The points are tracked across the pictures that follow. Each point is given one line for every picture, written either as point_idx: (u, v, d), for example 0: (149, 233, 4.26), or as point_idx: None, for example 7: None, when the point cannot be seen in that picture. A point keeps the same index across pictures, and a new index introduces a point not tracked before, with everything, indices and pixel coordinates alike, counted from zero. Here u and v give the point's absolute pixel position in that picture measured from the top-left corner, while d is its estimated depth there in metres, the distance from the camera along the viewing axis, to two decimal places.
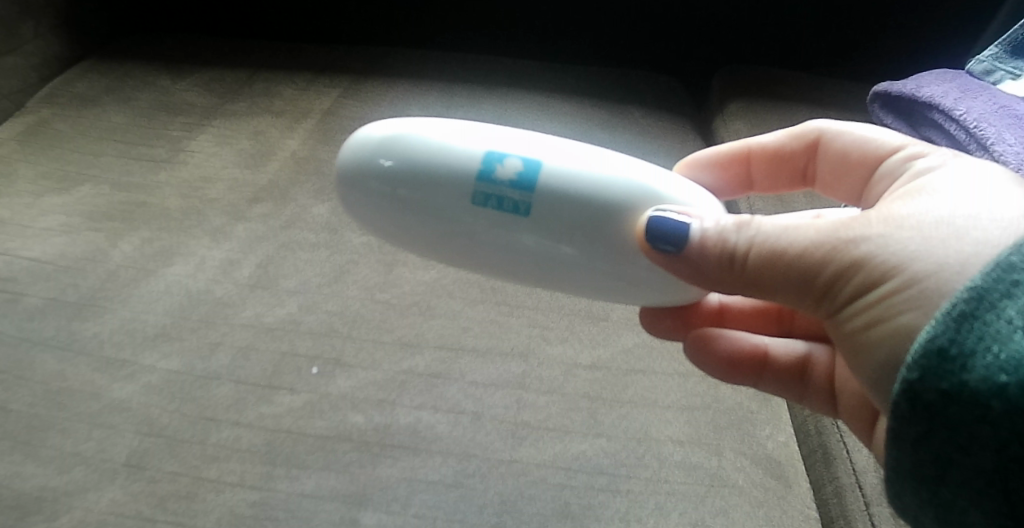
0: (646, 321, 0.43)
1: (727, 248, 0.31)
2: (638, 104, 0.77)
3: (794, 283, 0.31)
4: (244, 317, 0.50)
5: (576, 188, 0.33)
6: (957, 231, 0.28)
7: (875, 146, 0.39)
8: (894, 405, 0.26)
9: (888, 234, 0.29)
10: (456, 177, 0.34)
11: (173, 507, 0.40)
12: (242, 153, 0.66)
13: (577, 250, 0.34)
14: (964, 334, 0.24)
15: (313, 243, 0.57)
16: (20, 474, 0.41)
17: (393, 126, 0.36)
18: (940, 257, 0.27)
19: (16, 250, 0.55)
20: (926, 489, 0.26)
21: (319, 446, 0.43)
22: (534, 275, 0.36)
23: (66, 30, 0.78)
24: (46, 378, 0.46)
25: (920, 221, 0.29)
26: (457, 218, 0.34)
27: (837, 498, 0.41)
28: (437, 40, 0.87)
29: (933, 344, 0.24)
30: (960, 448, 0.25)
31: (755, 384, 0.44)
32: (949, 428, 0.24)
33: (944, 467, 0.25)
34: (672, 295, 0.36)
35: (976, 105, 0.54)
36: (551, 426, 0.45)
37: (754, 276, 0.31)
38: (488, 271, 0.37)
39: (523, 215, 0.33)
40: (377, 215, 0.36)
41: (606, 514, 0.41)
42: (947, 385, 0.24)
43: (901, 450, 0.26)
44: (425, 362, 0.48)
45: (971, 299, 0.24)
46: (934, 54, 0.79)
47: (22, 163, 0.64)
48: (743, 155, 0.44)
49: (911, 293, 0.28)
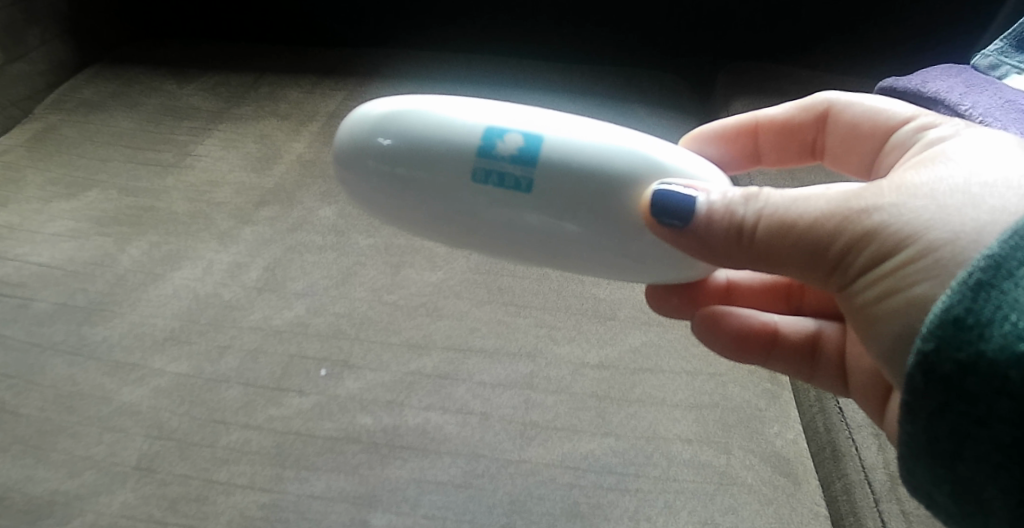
0: (652, 301, 0.44)
1: (735, 219, 0.32)
2: (643, 103, 0.77)
3: (803, 253, 0.31)
4: (253, 320, 0.50)
5: (580, 162, 0.33)
6: (972, 199, 0.28)
7: (886, 116, 0.40)
8: (908, 378, 0.26)
9: (900, 203, 0.29)
10: (457, 153, 0.33)
11: (184, 510, 0.40)
12: (249, 157, 0.66)
13: (581, 229, 0.33)
14: (981, 304, 0.24)
15: (320, 245, 0.57)
16: (32, 478, 0.42)
17: (393, 103, 0.36)
18: (955, 226, 0.27)
19: (25, 256, 0.55)
20: (941, 465, 0.26)
21: (328, 448, 0.43)
22: (538, 255, 0.36)
23: (72, 37, 0.79)
24: (57, 383, 0.46)
25: (933, 189, 0.29)
26: (459, 196, 0.34)
27: (847, 495, 0.41)
28: (440, 41, 0.87)
29: (949, 314, 0.24)
30: (977, 422, 0.24)
31: (764, 362, 0.44)
32: (966, 401, 0.24)
33: (960, 443, 0.25)
34: (679, 274, 0.36)
35: (981, 100, 0.55)
36: (560, 426, 0.45)
37: (763, 248, 0.31)
38: (490, 251, 0.37)
39: (525, 192, 0.33)
40: (376, 194, 0.36)
41: (615, 514, 0.41)
42: (963, 355, 0.24)
43: (913, 425, 0.26)
44: (433, 363, 0.48)
45: (988, 268, 0.24)
46: (940, 49, 0.79)
47: (30, 169, 0.64)
48: (751, 128, 0.44)
49: (925, 262, 0.27)
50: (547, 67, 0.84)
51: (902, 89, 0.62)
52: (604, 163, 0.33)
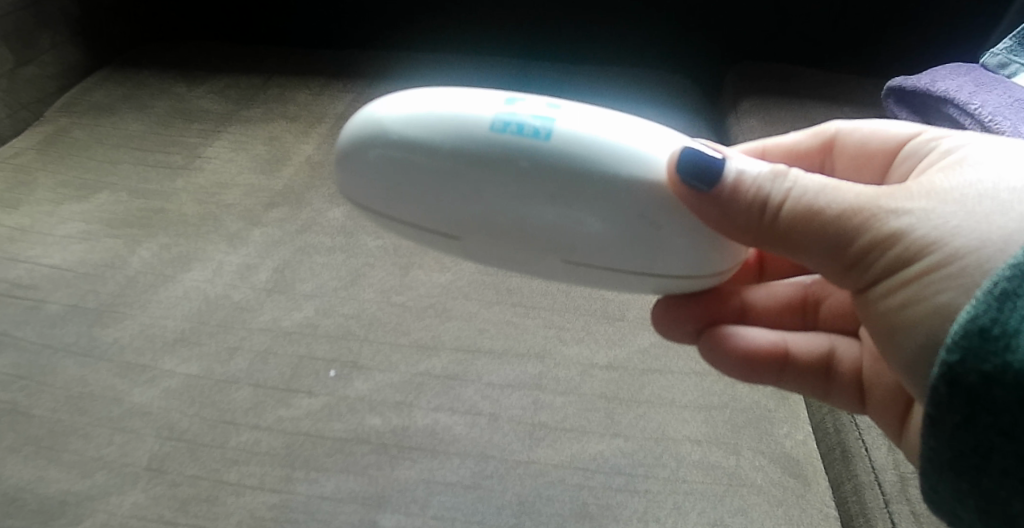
0: (662, 329, 0.43)
1: (763, 194, 0.32)
2: (651, 103, 0.77)
3: (830, 241, 0.31)
4: (262, 321, 0.51)
5: (601, 125, 0.33)
6: (1000, 207, 0.29)
7: (892, 135, 0.40)
8: (933, 391, 0.26)
9: (928, 209, 0.30)
10: (472, 115, 0.34)
11: (195, 510, 0.40)
12: (258, 159, 0.66)
13: (596, 190, 0.32)
14: (1008, 313, 0.24)
15: (329, 247, 0.57)
16: (43, 478, 0.42)
17: (401, 97, 0.36)
18: (981, 234, 0.28)
19: (36, 258, 0.56)
20: (964, 480, 0.27)
21: (337, 448, 0.43)
22: (543, 231, 0.33)
23: (84, 41, 0.80)
24: (68, 384, 0.47)
25: (962, 195, 0.30)
26: (469, 161, 0.33)
27: (856, 496, 0.41)
28: (450, 44, 0.88)
29: (975, 324, 0.25)
30: (1003, 434, 0.25)
31: (776, 382, 0.43)
32: (992, 412, 0.25)
33: (985, 457, 0.26)
34: (691, 263, 0.34)
35: (990, 99, 0.55)
36: (569, 426, 0.45)
37: (789, 225, 0.32)
38: (484, 239, 0.35)
39: (542, 139, 0.32)
40: (381, 165, 0.35)
41: (625, 514, 0.40)
42: (989, 366, 0.24)
43: (936, 439, 0.27)
44: (442, 364, 0.48)
45: (1014, 278, 0.24)
46: (949, 47, 0.79)
47: (42, 172, 0.65)
48: (758, 155, 0.44)
49: (950, 271, 0.29)
50: (556, 68, 0.83)
51: (910, 89, 0.62)
52: (626, 132, 0.33)
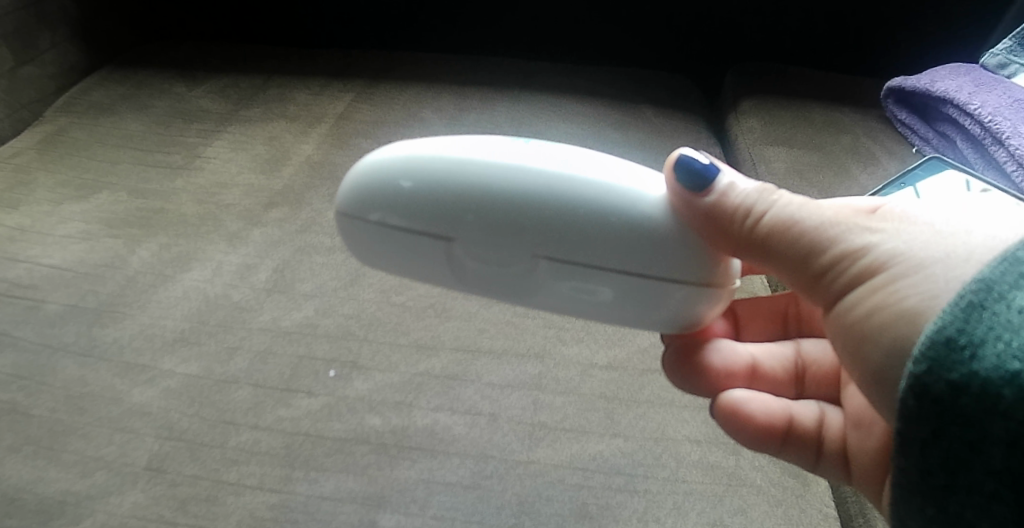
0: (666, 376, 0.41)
1: (750, 195, 0.34)
2: (651, 103, 0.77)
3: (804, 250, 0.32)
4: (262, 321, 0.51)
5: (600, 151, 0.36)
6: (964, 228, 0.30)
7: None
8: (901, 404, 0.26)
9: (899, 229, 0.31)
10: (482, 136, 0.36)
11: (194, 510, 0.40)
12: (257, 159, 0.66)
13: (599, 183, 0.33)
14: (973, 324, 0.24)
15: (329, 247, 0.57)
16: (43, 478, 0.42)
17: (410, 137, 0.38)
18: (947, 247, 0.29)
19: (36, 258, 0.56)
20: (933, 500, 0.26)
21: (337, 448, 0.43)
22: (546, 217, 0.32)
23: (84, 40, 0.79)
24: (67, 384, 0.47)
25: (929, 219, 0.31)
26: (472, 160, 0.33)
27: (857, 497, 0.41)
28: (449, 44, 0.88)
29: (942, 335, 0.25)
30: (971, 447, 0.25)
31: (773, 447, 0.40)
32: (961, 424, 0.25)
33: (953, 475, 0.25)
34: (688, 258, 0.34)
35: (990, 99, 0.57)
36: (569, 426, 0.45)
37: (769, 223, 0.33)
38: (478, 231, 0.33)
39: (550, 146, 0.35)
40: (388, 164, 0.35)
41: (624, 515, 0.40)
42: (956, 376, 0.24)
43: (908, 456, 0.26)
44: (442, 364, 0.48)
45: (979, 291, 0.25)
46: (948, 47, 0.79)
47: (42, 172, 0.65)
48: None
49: (914, 279, 0.29)
50: (555, 68, 0.83)
51: (910, 89, 0.65)
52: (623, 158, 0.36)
